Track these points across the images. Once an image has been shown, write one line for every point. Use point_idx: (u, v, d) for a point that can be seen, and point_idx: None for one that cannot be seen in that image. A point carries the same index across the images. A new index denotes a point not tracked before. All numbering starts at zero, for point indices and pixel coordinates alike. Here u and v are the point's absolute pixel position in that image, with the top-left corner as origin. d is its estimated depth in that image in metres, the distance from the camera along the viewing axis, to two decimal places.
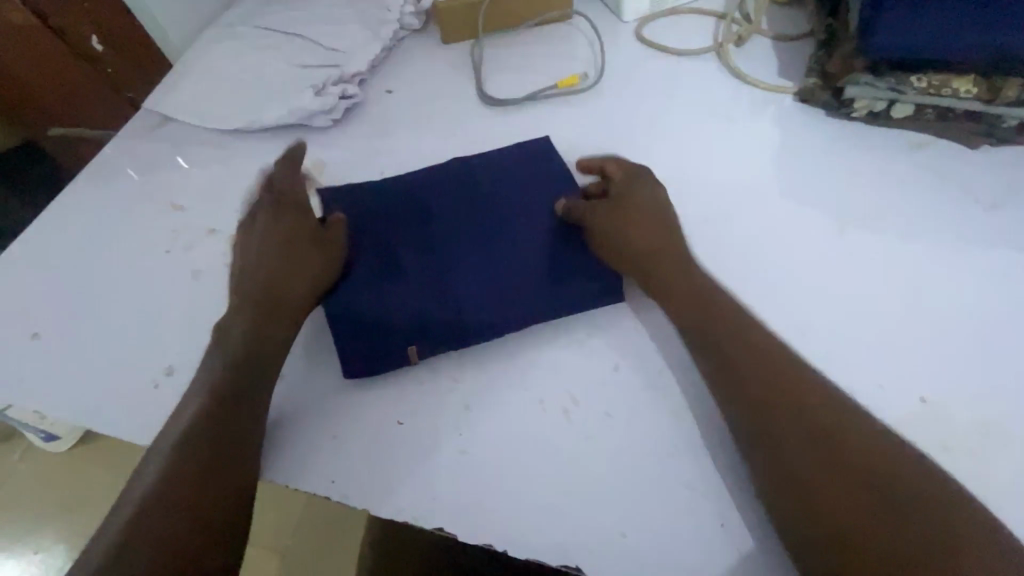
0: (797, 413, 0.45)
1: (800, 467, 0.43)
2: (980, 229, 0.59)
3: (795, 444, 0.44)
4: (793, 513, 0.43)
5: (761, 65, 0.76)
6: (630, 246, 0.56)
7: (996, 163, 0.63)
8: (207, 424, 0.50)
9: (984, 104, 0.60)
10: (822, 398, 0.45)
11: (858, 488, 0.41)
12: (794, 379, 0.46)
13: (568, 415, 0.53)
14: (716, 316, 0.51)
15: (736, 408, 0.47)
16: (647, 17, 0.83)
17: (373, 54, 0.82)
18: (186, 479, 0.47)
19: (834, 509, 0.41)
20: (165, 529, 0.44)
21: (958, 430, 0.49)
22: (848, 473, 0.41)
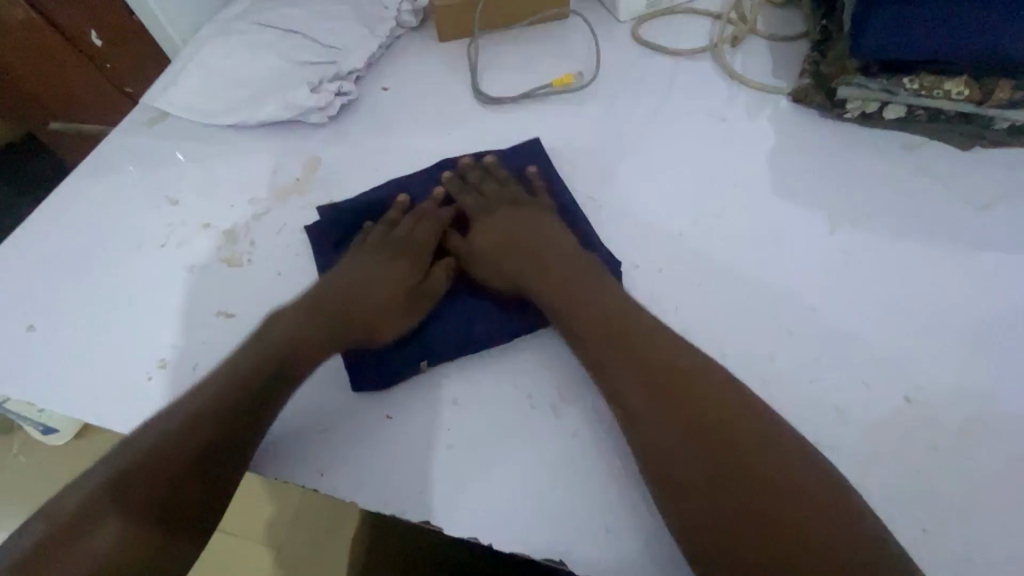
0: (655, 384, 0.46)
1: (660, 435, 0.44)
2: (968, 231, 0.59)
3: (654, 414, 0.45)
4: (668, 485, 0.43)
5: (755, 65, 0.76)
6: (498, 246, 0.59)
7: (986, 166, 0.63)
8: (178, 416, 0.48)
9: (975, 107, 0.60)
10: (694, 375, 0.46)
11: (716, 451, 0.42)
12: (653, 352, 0.48)
13: (556, 412, 0.53)
14: (588, 300, 0.53)
15: (614, 385, 0.48)
16: (643, 17, 0.83)
17: (369, 52, 0.82)
18: (148, 474, 0.45)
19: (694, 473, 0.42)
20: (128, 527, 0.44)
21: (941, 430, 0.50)
22: (708, 437, 0.43)
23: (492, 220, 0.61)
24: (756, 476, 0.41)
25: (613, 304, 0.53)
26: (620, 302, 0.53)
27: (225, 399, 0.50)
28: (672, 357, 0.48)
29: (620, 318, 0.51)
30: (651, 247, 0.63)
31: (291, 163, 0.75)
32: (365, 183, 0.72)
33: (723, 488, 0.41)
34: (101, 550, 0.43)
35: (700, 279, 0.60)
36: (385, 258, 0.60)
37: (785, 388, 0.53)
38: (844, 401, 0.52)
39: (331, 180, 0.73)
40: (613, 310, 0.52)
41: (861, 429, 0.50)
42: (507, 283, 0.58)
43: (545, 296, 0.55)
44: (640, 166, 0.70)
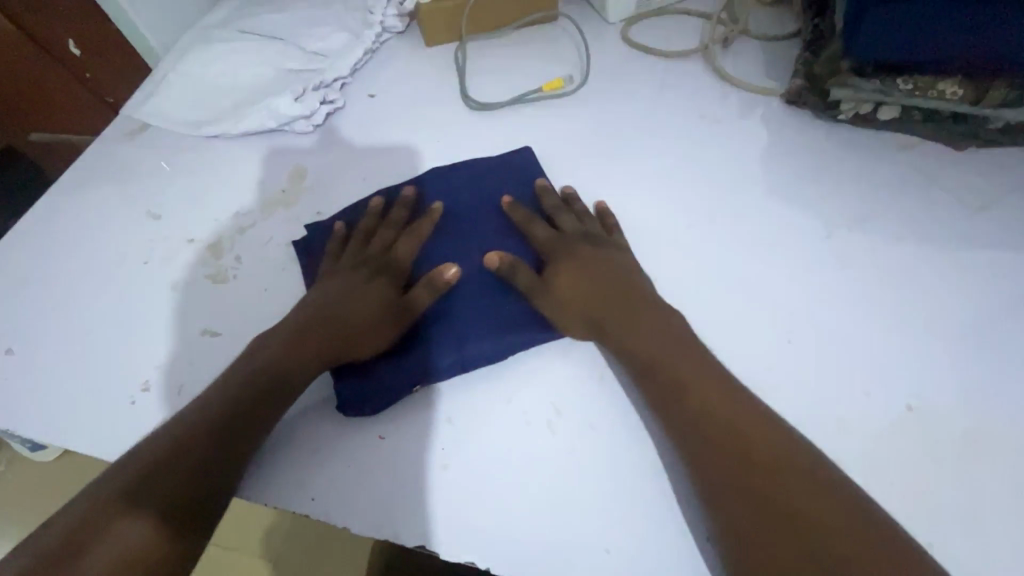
0: (750, 463, 0.43)
1: (750, 519, 0.41)
2: (966, 232, 0.59)
3: (727, 464, 0.44)
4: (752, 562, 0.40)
5: (746, 66, 0.75)
6: (586, 292, 0.55)
7: (981, 165, 0.62)
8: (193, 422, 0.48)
9: (970, 106, 0.60)
10: (778, 444, 0.44)
11: (811, 540, 0.39)
12: (747, 427, 0.45)
13: (552, 428, 0.52)
14: (676, 362, 0.49)
15: (693, 449, 0.46)
16: (633, 19, 0.82)
17: (356, 58, 0.81)
18: (155, 478, 0.44)
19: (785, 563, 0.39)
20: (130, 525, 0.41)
21: (945, 438, 0.49)
22: (801, 523, 0.40)
23: (573, 260, 0.57)
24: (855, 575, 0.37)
25: (700, 364, 0.49)
26: (706, 363, 0.50)
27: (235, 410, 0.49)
28: (768, 436, 0.44)
29: (710, 387, 0.48)
30: (645, 253, 0.62)
31: (276, 173, 0.73)
32: (352, 192, 0.71)
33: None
34: (115, 543, 0.40)
35: (695, 286, 0.59)
36: (359, 282, 0.57)
37: (783, 396, 0.52)
38: (843, 410, 0.51)
39: (318, 190, 0.71)
40: (706, 372, 0.49)
41: (863, 438, 0.49)
42: (586, 329, 0.55)
43: (637, 352, 0.51)
44: (632, 171, 0.68)
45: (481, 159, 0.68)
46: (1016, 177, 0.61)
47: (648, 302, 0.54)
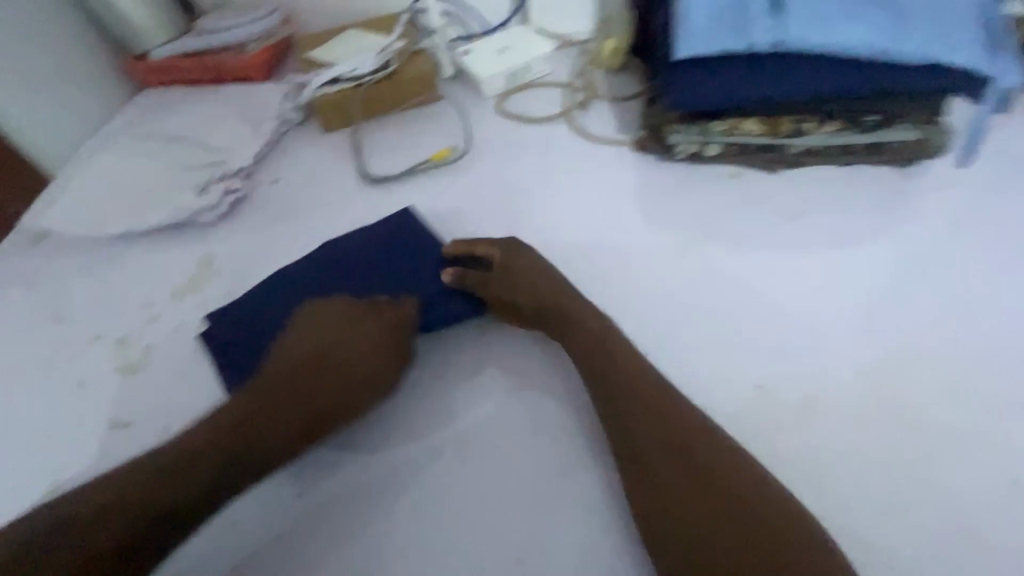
0: (653, 434, 0.51)
1: (660, 479, 0.49)
2: (787, 237, 0.71)
3: (658, 454, 0.50)
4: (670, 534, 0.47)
5: (602, 123, 0.88)
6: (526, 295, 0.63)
7: (792, 183, 0.76)
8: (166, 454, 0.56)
9: (770, 138, 0.73)
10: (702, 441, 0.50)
11: (699, 489, 0.47)
12: (651, 403, 0.52)
13: (462, 458, 0.58)
14: (600, 348, 0.57)
15: (629, 441, 0.52)
16: (505, 93, 0.95)
17: (256, 149, 0.87)
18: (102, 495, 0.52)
19: (682, 513, 0.47)
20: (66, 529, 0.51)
21: (790, 405, 0.57)
22: (692, 475, 0.48)
23: (518, 273, 0.64)
24: (732, 514, 0.46)
25: (617, 348, 0.57)
26: (621, 347, 0.57)
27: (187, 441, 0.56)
28: (665, 405, 0.52)
29: (626, 370, 0.55)
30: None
31: (184, 262, 0.76)
32: (259, 271, 0.75)
33: (703, 526, 0.46)
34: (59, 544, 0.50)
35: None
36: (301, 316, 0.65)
37: None
38: (711, 399, 0.58)
39: (227, 273, 0.75)
40: (623, 355, 0.56)
41: (727, 419, 0.57)
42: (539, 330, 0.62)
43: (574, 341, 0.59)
44: (517, 221, 0.77)
45: (374, 227, 0.74)
46: (819, 186, 0.75)
47: (575, 299, 0.61)
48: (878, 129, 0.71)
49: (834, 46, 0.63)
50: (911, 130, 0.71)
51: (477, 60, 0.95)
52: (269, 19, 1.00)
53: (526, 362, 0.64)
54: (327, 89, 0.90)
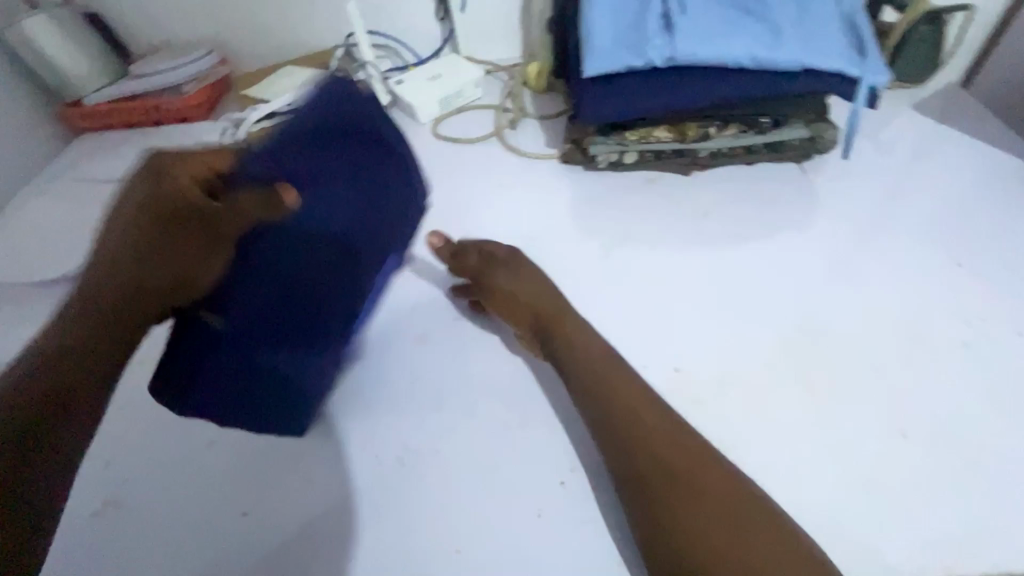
0: (645, 451, 0.50)
1: (643, 496, 0.49)
2: (702, 232, 0.77)
3: (644, 450, 0.50)
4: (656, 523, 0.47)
5: (531, 139, 0.94)
6: (509, 308, 0.65)
7: (704, 182, 0.83)
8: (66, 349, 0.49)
9: (681, 144, 0.80)
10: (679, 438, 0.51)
11: (685, 501, 0.47)
12: (650, 421, 0.52)
13: (403, 462, 0.58)
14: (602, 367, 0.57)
15: (617, 438, 0.52)
16: (439, 117, 1.00)
17: None
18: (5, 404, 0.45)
19: (673, 524, 0.46)
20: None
21: (704, 379, 0.61)
22: (676, 489, 0.47)
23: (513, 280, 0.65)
24: (717, 499, 0.47)
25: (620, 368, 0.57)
26: (619, 364, 0.57)
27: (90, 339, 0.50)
28: (652, 423, 0.52)
29: (625, 393, 0.54)
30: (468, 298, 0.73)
31: None
32: None
33: (692, 540, 0.45)
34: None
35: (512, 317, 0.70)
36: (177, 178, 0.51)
37: None
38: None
39: None
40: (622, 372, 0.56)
41: None
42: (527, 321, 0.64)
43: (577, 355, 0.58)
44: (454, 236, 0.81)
45: None
46: (726, 185, 0.82)
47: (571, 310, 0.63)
48: (773, 129, 0.78)
49: (720, 58, 0.70)
50: (802, 128, 0.78)
51: (411, 88, 1.00)
52: (204, 59, 1.02)
53: (465, 363, 0.66)
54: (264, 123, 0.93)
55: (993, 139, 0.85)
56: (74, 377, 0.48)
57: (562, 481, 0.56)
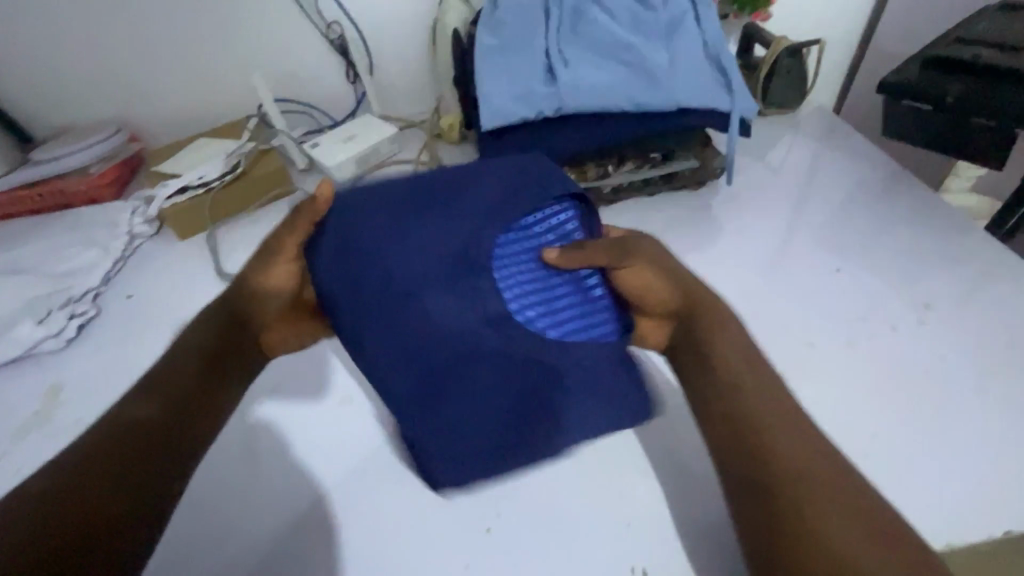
0: (786, 470, 0.51)
1: (760, 505, 0.51)
2: None
3: (801, 472, 0.50)
4: (790, 534, 0.48)
5: None
6: (657, 299, 0.64)
7: (611, 215, 0.87)
8: (177, 373, 0.59)
9: (583, 183, 0.84)
10: (833, 470, 0.50)
11: (839, 512, 0.47)
12: (780, 440, 0.53)
13: (334, 528, 0.60)
14: (748, 389, 0.57)
15: (782, 448, 0.52)
16: (356, 176, 1.02)
17: (105, 268, 0.87)
18: (139, 419, 0.55)
19: (810, 542, 0.47)
20: (106, 467, 0.52)
21: None
22: (818, 500, 0.48)
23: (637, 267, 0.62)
24: (862, 514, 0.47)
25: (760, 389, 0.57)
26: (758, 382, 0.57)
27: (190, 365, 0.60)
28: (795, 431, 0.53)
29: (771, 411, 0.55)
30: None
31: (28, 400, 0.74)
32: (118, 388, 0.74)
33: (844, 559, 0.45)
34: (102, 485, 0.51)
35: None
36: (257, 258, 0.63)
37: None
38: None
39: (81, 398, 0.73)
40: (760, 397, 0.56)
41: None
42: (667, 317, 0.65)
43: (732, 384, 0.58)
44: None
45: None
46: (632, 216, 0.86)
47: (722, 309, 0.63)
48: (666, 161, 0.85)
49: (603, 104, 0.76)
50: (691, 158, 0.85)
51: (325, 150, 1.02)
52: (111, 139, 1.01)
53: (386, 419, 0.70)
54: (176, 199, 0.92)
55: (858, 153, 0.95)
56: (166, 430, 0.56)
57: (487, 529, 0.60)
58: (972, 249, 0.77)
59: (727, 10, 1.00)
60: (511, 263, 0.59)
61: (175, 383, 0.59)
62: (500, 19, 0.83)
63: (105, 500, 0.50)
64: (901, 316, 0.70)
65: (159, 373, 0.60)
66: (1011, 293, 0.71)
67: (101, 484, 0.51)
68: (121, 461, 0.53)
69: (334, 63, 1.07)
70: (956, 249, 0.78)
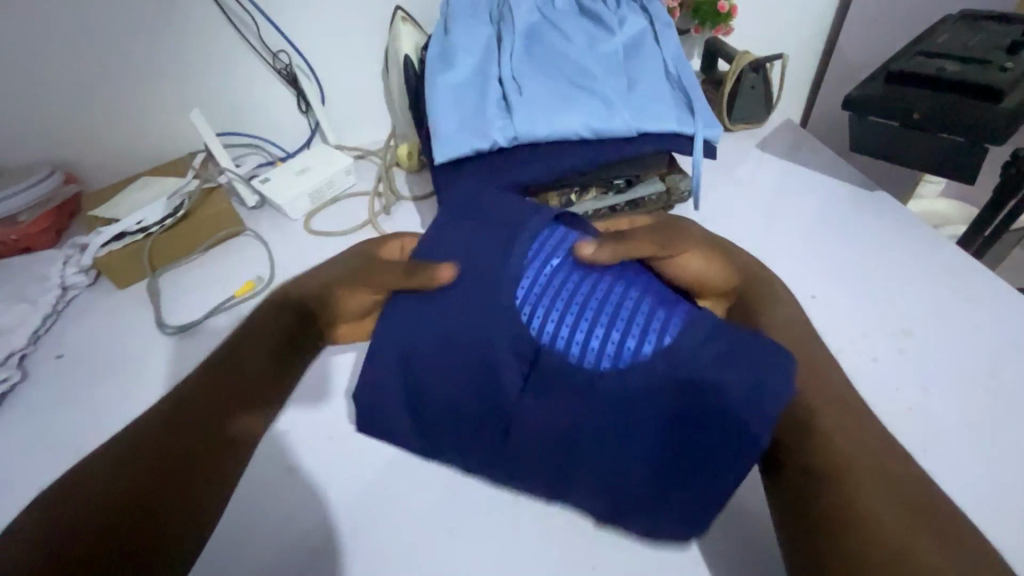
0: (845, 467, 0.49)
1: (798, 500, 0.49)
2: None
3: (860, 462, 0.48)
4: (821, 520, 0.47)
5: (405, 225, 0.93)
6: (726, 275, 0.68)
7: None
8: (220, 370, 0.61)
9: None
10: (891, 467, 0.49)
11: (879, 496, 0.46)
12: (839, 437, 0.51)
13: None
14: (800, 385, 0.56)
15: (839, 437, 0.51)
16: (311, 212, 0.97)
17: (34, 326, 0.80)
18: (176, 417, 0.57)
19: (844, 532, 0.45)
20: (140, 460, 0.53)
21: None
22: (860, 488, 0.47)
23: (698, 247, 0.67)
24: (920, 518, 0.45)
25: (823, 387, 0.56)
26: (830, 381, 0.56)
27: (232, 361, 0.63)
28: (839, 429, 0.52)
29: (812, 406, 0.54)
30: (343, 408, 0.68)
31: None
32: (42, 463, 0.67)
33: (871, 540, 0.44)
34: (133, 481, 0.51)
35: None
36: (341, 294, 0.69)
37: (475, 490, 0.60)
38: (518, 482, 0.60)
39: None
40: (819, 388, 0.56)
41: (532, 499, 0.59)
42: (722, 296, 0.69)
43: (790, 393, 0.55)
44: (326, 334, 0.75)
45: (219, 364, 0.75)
46: None
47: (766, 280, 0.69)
48: (631, 187, 0.81)
49: (560, 132, 0.72)
50: (657, 181, 0.81)
51: (277, 184, 0.97)
52: (44, 182, 0.93)
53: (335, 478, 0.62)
54: (112, 246, 0.86)
55: (825, 168, 0.93)
56: (197, 427, 0.56)
57: None
58: (943, 265, 0.75)
59: (688, 27, 0.98)
60: (553, 281, 0.59)
61: (214, 379, 0.61)
62: (450, 47, 0.79)
63: (135, 486, 0.50)
64: (878, 340, 0.67)
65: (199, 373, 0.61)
66: (988, 313, 0.69)
67: (134, 475, 0.51)
68: (157, 454, 0.53)
69: (284, 93, 1.02)
70: (927, 265, 0.76)
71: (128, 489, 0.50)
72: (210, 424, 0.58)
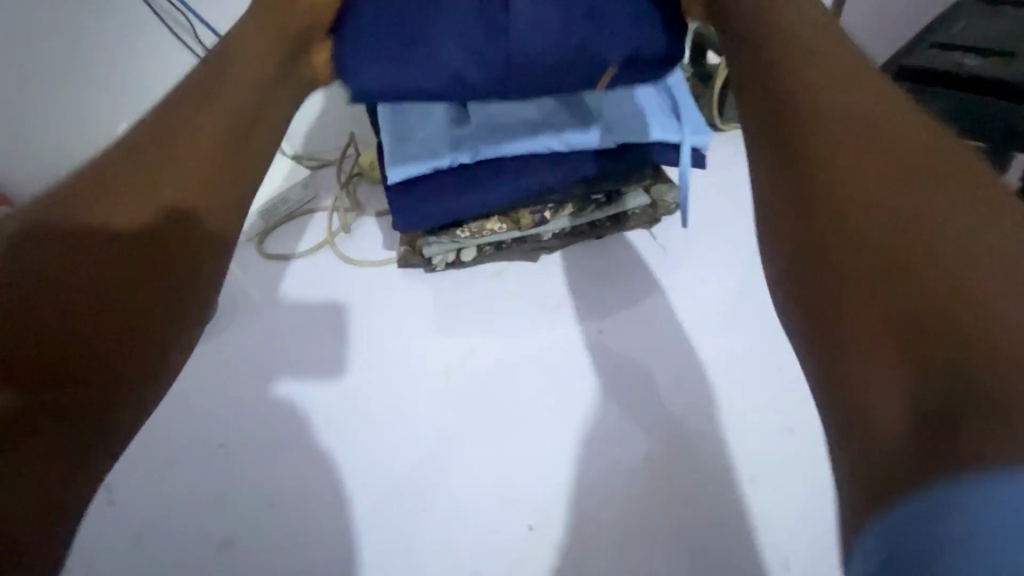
0: (909, 240, 0.27)
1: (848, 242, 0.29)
2: (555, 329, 0.70)
3: (801, 127, 0.33)
4: (796, 196, 0.31)
5: (364, 243, 0.84)
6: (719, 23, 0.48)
7: (552, 269, 0.75)
8: (194, 142, 0.39)
9: (519, 232, 0.73)
10: (925, 159, 0.30)
11: (950, 251, 0.26)
12: (839, 115, 0.32)
13: None
14: (821, 98, 0.33)
15: (864, 145, 0.30)
16: (262, 232, 0.85)
17: None
18: (113, 224, 0.35)
19: (824, 239, 0.29)
20: (52, 321, 0.31)
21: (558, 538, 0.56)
22: (829, 173, 0.31)
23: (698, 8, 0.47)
24: (916, 203, 0.28)
25: (806, 29, 0.37)
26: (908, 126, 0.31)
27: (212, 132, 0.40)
28: (864, 82, 0.33)
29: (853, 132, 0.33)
30: (286, 477, 0.62)
31: None
32: None
33: (848, 221, 0.29)
34: (36, 346, 0.30)
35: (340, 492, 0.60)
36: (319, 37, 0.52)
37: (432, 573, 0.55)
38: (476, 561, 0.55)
39: None
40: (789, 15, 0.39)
41: None
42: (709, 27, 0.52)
43: (790, 101, 0.34)
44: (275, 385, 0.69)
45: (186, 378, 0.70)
46: (574, 270, 0.75)
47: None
48: (611, 202, 0.73)
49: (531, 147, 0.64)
50: (640, 195, 0.73)
51: None
52: None
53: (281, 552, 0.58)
54: None
55: None
56: (149, 277, 0.35)
57: None
58: None
59: None
60: None
61: (187, 160, 0.38)
62: None
63: (75, 348, 0.31)
64: None
65: (141, 136, 0.38)
66: None
67: (58, 320, 0.31)
68: (103, 307, 0.33)
69: None
70: None
71: (53, 356, 0.31)
72: (201, 233, 0.38)
